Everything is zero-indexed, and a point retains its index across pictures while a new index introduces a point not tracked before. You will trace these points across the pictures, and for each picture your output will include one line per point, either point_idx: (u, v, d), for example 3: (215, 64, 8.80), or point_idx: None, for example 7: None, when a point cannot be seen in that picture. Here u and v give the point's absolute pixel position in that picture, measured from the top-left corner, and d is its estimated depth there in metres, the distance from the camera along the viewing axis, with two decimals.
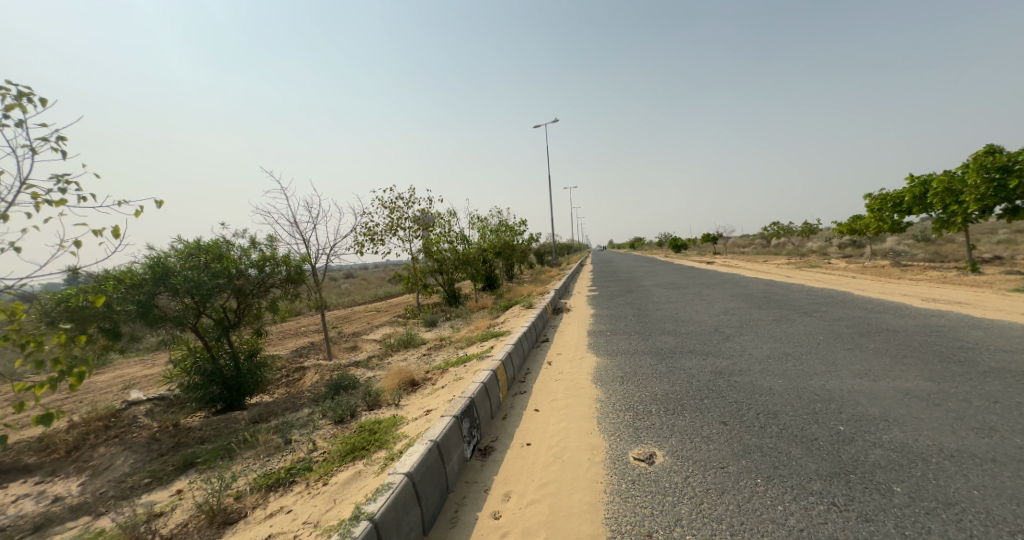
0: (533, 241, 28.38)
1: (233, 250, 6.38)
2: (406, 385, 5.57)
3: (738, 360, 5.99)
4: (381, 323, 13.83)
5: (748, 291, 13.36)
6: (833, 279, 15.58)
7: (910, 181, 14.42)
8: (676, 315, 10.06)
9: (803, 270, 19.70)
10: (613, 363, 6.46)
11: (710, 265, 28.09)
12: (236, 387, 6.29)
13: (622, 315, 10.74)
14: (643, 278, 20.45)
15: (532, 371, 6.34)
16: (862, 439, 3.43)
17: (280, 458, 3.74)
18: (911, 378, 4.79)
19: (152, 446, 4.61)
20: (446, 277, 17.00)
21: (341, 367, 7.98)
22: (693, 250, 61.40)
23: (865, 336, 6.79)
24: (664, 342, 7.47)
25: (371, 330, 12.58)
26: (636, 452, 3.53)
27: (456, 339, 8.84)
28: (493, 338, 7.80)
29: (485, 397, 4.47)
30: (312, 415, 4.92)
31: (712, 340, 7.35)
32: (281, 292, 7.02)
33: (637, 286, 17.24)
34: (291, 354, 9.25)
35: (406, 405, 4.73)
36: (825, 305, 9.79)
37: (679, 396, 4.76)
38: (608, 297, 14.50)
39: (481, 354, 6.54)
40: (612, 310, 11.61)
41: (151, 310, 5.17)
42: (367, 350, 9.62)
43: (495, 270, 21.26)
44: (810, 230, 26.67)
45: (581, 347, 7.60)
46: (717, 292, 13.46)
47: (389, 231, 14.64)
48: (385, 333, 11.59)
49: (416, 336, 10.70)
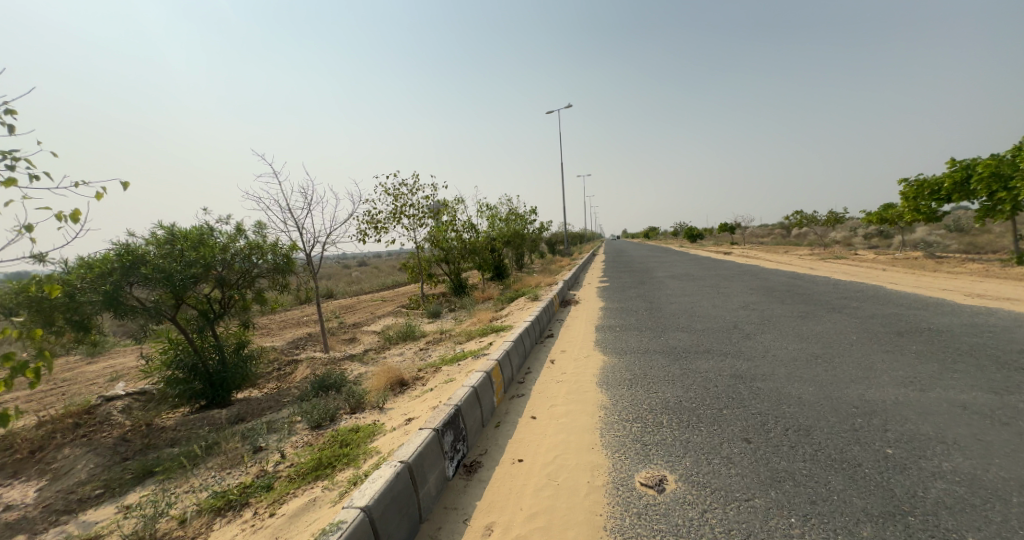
0: (545, 230, 27.76)
1: (216, 237, 5.96)
2: (394, 385, 5.14)
3: (761, 363, 5.40)
4: (384, 313, 13.48)
5: (770, 284, 12.62)
6: (861, 272, 14.71)
7: (951, 166, 13.44)
8: (692, 310, 9.45)
9: (827, 261, 18.78)
10: (622, 364, 5.94)
11: (727, 256, 27.11)
12: (221, 383, 5.92)
13: (634, 309, 10.17)
14: (658, 268, 19.73)
15: (533, 371, 5.86)
16: (917, 468, 2.86)
17: (240, 471, 3.31)
18: (966, 389, 4.18)
19: (118, 449, 4.24)
20: (453, 266, 16.56)
21: (335, 362, 7.60)
22: (709, 239, 59.92)
23: (905, 337, 6.14)
24: (678, 339, 6.91)
25: (373, 320, 12.23)
26: (643, 476, 3.03)
27: (457, 333, 8.40)
28: (493, 333, 7.32)
29: (475, 404, 4.01)
30: (290, 418, 4.50)
31: (732, 338, 6.74)
32: (270, 281, 6.63)
33: (651, 277, 16.57)
34: (287, 346, 8.93)
35: (389, 410, 4.29)
36: (855, 300, 9.09)
37: (695, 404, 4.23)
38: (620, 288, 13.91)
39: (479, 352, 6.07)
40: (623, 303, 11.02)
41: (121, 302, 4.81)
42: (366, 343, 9.24)
43: (504, 259, 20.76)
44: (836, 219, 25.49)
45: (587, 345, 7.08)
46: (735, 285, 12.77)
47: (393, 219, 14.23)
48: (387, 324, 11.24)
49: (417, 328, 10.31)
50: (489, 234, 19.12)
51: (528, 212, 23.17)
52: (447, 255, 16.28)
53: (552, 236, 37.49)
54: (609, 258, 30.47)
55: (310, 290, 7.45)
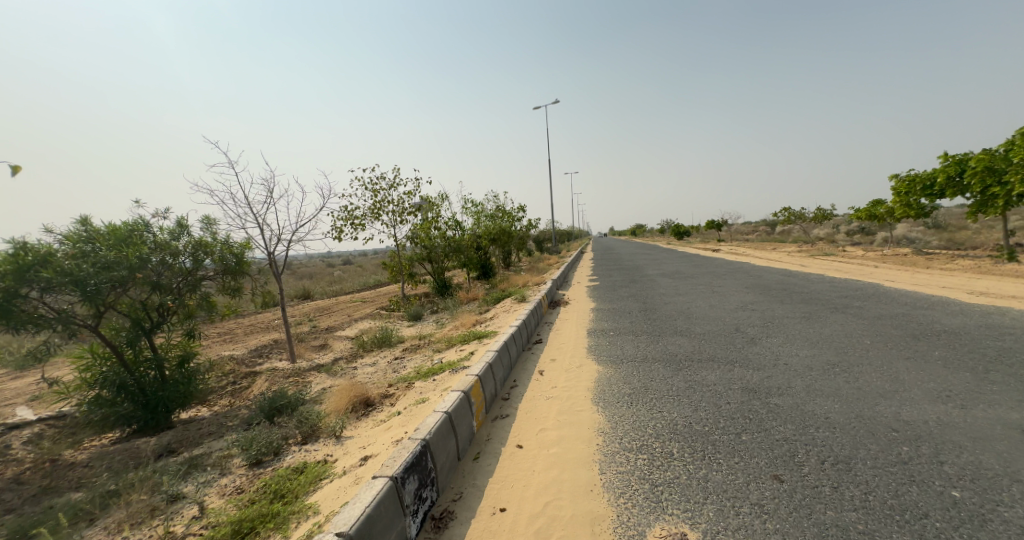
0: (532, 227, 27.14)
1: (150, 235, 5.22)
2: (357, 406, 4.42)
3: (774, 374, 4.82)
4: (361, 316, 12.68)
5: (764, 282, 12.18)
6: (853, 269, 14.41)
7: (943, 160, 13.19)
8: (688, 312, 8.89)
9: (818, 258, 18.53)
10: (618, 375, 5.31)
11: (716, 253, 26.78)
12: (156, 404, 5.11)
13: (626, 310, 9.59)
14: (647, 266, 19.25)
15: (519, 385, 5.19)
16: (998, 520, 2.28)
17: (141, 533, 2.60)
18: (1013, 405, 3.64)
19: (5, 496, 3.44)
20: (436, 265, 15.81)
21: (297, 374, 6.82)
22: (696, 237, 60.03)
23: (922, 340, 5.64)
24: (677, 346, 6.32)
25: (349, 324, 11.43)
26: (656, 534, 2.39)
27: (436, 340, 7.68)
28: (475, 340, 6.62)
29: (449, 435, 3.33)
30: (227, 451, 3.77)
31: (735, 344, 6.18)
32: (220, 286, 5.89)
33: (641, 276, 16.07)
34: (249, 355, 8.10)
35: (347, 441, 3.59)
36: (857, 300, 8.64)
37: (707, 429, 3.63)
38: (610, 288, 13.33)
39: (457, 364, 5.38)
40: (614, 304, 10.43)
41: (14, 311, 4.16)
42: (337, 351, 8.46)
43: (490, 258, 20.06)
44: (823, 215, 25.38)
45: (579, 352, 6.44)
46: (729, 283, 12.30)
47: (371, 215, 13.44)
48: (363, 328, 10.48)
49: (394, 332, 9.59)
50: (474, 231, 18.41)
51: (515, 209, 22.49)
52: (429, 254, 15.53)
53: (539, 234, 36.89)
54: (596, 256, 29.97)
55: (270, 295, 6.69)
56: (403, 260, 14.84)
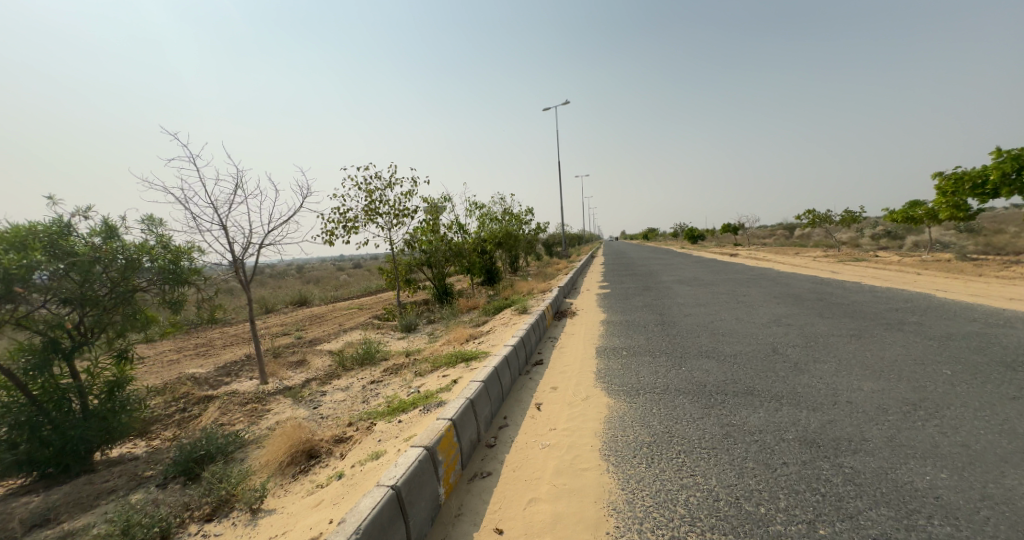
0: (541, 231, 26.15)
1: (64, 241, 4.31)
2: (297, 458, 3.42)
3: (837, 416, 3.72)
4: (353, 326, 11.80)
5: (794, 292, 10.99)
6: (893, 276, 13.08)
7: (996, 156, 11.86)
8: (713, 327, 7.76)
9: (849, 264, 17.18)
10: (634, 413, 4.26)
11: (734, 258, 25.44)
12: (68, 445, 4.19)
13: (640, 324, 8.51)
14: (662, 272, 18.11)
15: (509, 425, 4.17)
16: None
17: None
18: None
19: None
20: (436, 271, 14.90)
21: (259, 398, 5.90)
22: (712, 241, 58.28)
23: (1019, 371, 4.48)
24: (703, 372, 5.23)
25: (337, 335, 10.56)
26: None
27: (422, 359, 6.70)
28: (462, 362, 5.62)
29: (394, 527, 2.33)
30: (104, 527, 2.79)
31: (777, 370, 5.07)
32: (159, 298, 5.01)
33: (656, 282, 14.95)
34: (213, 374, 7.21)
35: (262, 522, 2.59)
36: (910, 313, 7.46)
37: (764, 510, 2.57)
38: (622, 296, 12.26)
39: (435, 396, 4.38)
40: (627, 315, 9.37)
41: None
42: (314, 368, 7.54)
43: (496, 263, 19.09)
44: (850, 218, 23.92)
45: (585, 379, 5.39)
46: (755, 292, 11.13)
47: (366, 217, 12.57)
48: (350, 340, 9.58)
49: (382, 346, 8.66)
50: (479, 235, 17.48)
51: (522, 212, 21.51)
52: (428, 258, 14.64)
53: (548, 237, 35.79)
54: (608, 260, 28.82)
55: (219, 308, 5.78)
56: (400, 264, 13.95)
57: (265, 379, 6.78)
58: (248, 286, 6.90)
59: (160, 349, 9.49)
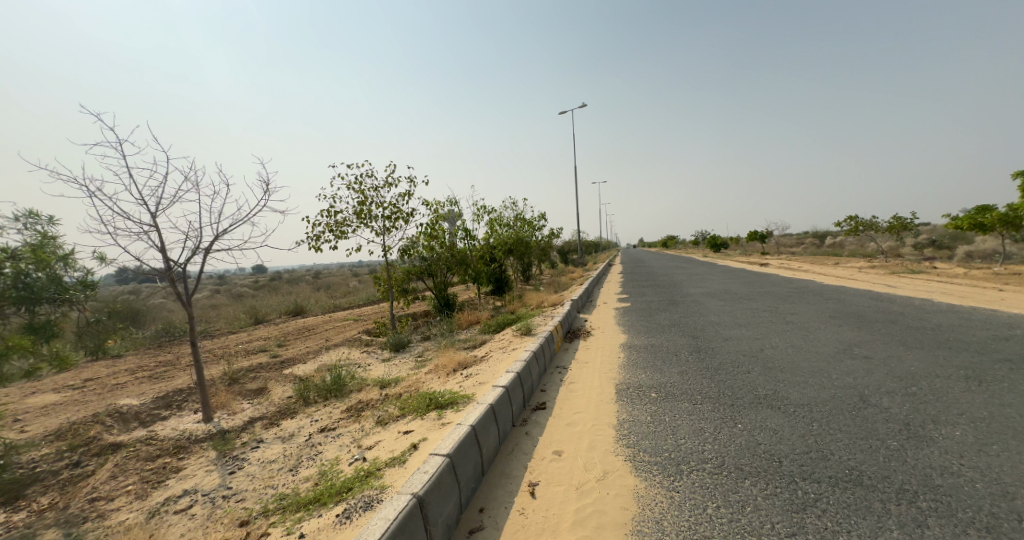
0: (556, 237, 24.70)
1: None
2: None
3: None
4: (339, 342, 10.52)
5: (853, 312, 9.27)
6: (966, 293, 11.17)
7: None
8: (765, 359, 6.17)
9: (904, 277, 15.18)
10: (680, 516, 2.72)
11: (766, 268, 23.46)
12: None
13: (670, 351, 6.95)
14: (688, 284, 16.41)
15: (484, 531, 2.73)
16: None
17: None
18: None
19: None
20: (437, 280, 13.60)
21: (178, 447, 4.57)
22: (735, 250, 55.86)
23: None
24: (772, 437, 3.68)
25: (316, 354, 9.27)
26: None
27: (393, 396, 5.28)
28: (435, 410, 4.18)
29: None
30: None
31: (883, 440, 3.49)
32: (19, 324, 3.80)
33: (683, 295, 13.30)
34: (147, 406, 5.95)
35: None
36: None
37: None
38: (644, 312, 10.69)
39: (376, 479, 2.95)
40: (653, 338, 7.84)
41: None
42: (269, 400, 6.21)
43: (505, 271, 17.70)
44: (898, 225, 21.80)
45: (602, 440, 3.89)
46: (805, 311, 9.44)
47: (358, 220, 11.36)
48: (328, 362, 8.26)
49: (360, 373, 7.32)
50: (486, 241, 16.13)
51: (535, 217, 20.12)
52: (429, 266, 13.35)
53: (564, 244, 34.33)
54: (626, 269, 27.11)
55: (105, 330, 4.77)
56: (398, 273, 12.68)
57: (208, 416, 5.51)
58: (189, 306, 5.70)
59: (114, 370, 8.34)
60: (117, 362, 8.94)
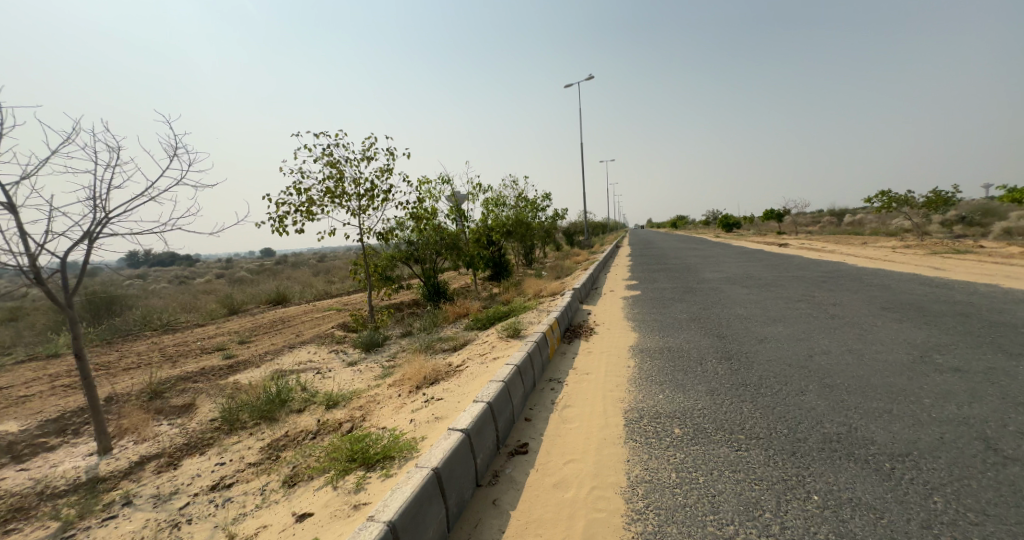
0: (560, 217, 23.17)
1: None
2: None
3: None
4: (309, 339, 9.18)
5: (909, 303, 7.79)
6: None
7: None
8: (819, 371, 4.75)
9: (950, 259, 13.55)
10: None
11: (786, 249, 21.86)
12: None
13: (693, 357, 5.55)
14: (704, 268, 14.92)
15: None
16: None
17: None
18: None
19: None
20: (426, 267, 12.31)
21: (15, 510, 3.23)
22: (749, 229, 53.75)
23: None
24: (878, 531, 2.29)
25: (276, 354, 7.97)
26: None
27: (329, 430, 3.94)
28: (362, 470, 2.85)
29: None
30: None
31: None
32: None
33: (700, 281, 11.86)
34: (30, 434, 4.59)
35: None
36: None
37: None
38: (658, 303, 9.28)
39: None
40: (671, 339, 6.46)
41: None
42: (188, 424, 4.77)
43: (503, 256, 16.35)
44: (935, 200, 19.97)
45: (606, 521, 2.55)
46: (851, 304, 7.98)
47: (332, 199, 10.00)
48: (285, 367, 6.95)
49: (314, 382, 6.04)
50: (482, 223, 14.72)
51: (537, 197, 18.65)
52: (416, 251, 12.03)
53: (570, 225, 32.66)
54: (636, 252, 25.58)
55: None
56: (380, 259, 11.35)
57: (103, 447, 4.15)
58: (83, 274, 4.48)
59: (37, 376, 7.10)
60: (48, 365, 7.72)
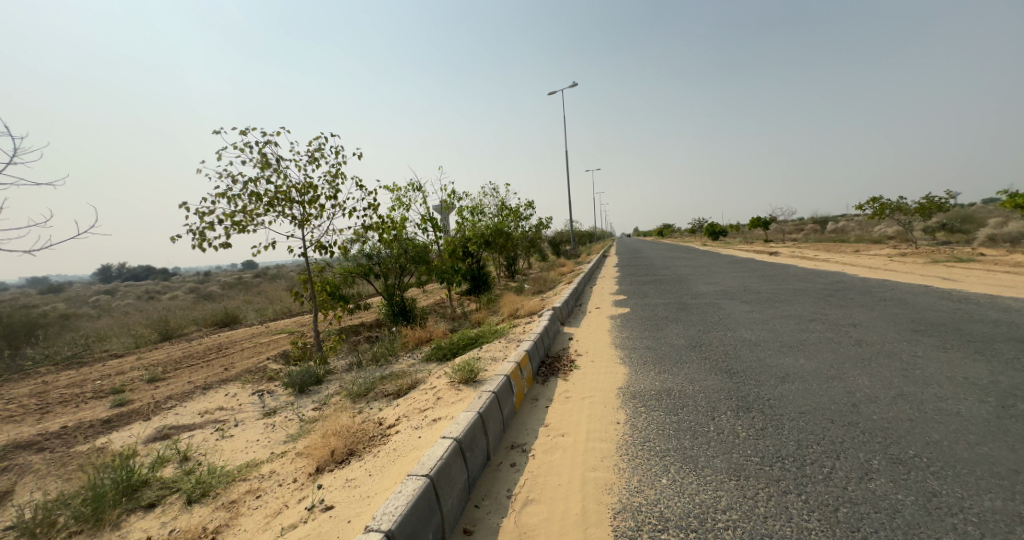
0: (544, 226, 21.92)
1: None
2: None
3: None
4: (236, 374, 7.62)
5: (942, 324, 6.59)
6: None
7: None
8: (879, 435, 3.43)
9: (956, 268, 12.64)
10: None
11: (779, 258, 20.91)
12: None
13: (700, 407, 4.22)
14: (697, 279, 13.77)
15: None
16: None
17: None
18: None
19: None
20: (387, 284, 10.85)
21: None
22: (734, 237, 53.46)
23: None
24: None
25: (182, 398, 6.39)
26: None
27: None
28: None
29: None
30: None
31: None
32: None
33: (696, 296, 10.65)
34: None
35: None
36: None
37: None
38: (650, 324, 7.96)
39: None
40: (669, 377, 5.13)
41: None
42: None
43: (481, 268, 14.98)
44: (928, 205, 19.32)
45: None
46: (874, 325, 6.81)
47: (274, 205, 8.55)
48: (181, 420, 5.41)
49: (202, 447, 4.54)
50: (456, 233, 13.32)
51: (518, 205, 17.40)
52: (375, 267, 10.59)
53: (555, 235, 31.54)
54: (623, 262, 24.48)
55: None
56: (333, 276, 9.88)
57: None
58: None
59: None
60: None
